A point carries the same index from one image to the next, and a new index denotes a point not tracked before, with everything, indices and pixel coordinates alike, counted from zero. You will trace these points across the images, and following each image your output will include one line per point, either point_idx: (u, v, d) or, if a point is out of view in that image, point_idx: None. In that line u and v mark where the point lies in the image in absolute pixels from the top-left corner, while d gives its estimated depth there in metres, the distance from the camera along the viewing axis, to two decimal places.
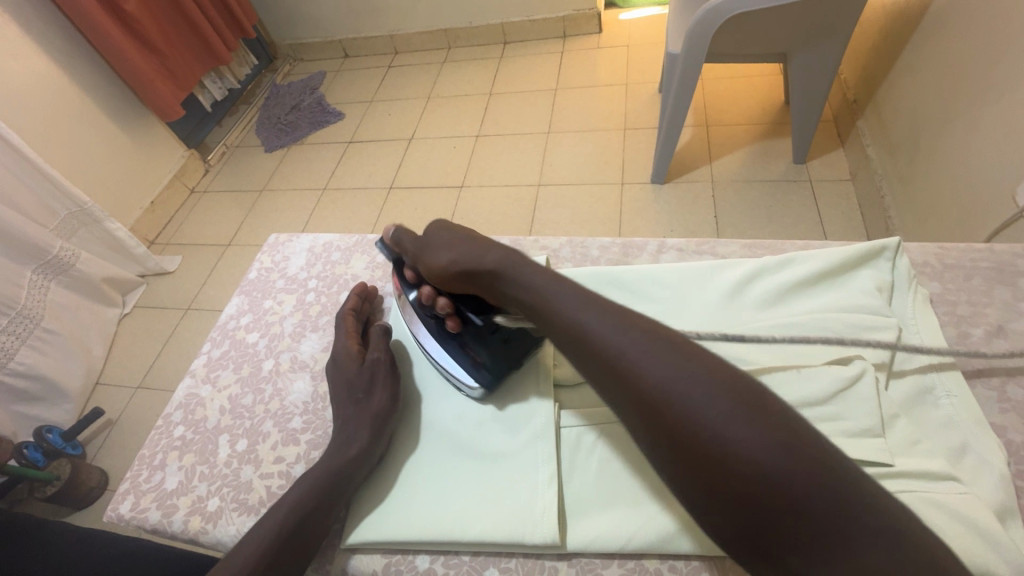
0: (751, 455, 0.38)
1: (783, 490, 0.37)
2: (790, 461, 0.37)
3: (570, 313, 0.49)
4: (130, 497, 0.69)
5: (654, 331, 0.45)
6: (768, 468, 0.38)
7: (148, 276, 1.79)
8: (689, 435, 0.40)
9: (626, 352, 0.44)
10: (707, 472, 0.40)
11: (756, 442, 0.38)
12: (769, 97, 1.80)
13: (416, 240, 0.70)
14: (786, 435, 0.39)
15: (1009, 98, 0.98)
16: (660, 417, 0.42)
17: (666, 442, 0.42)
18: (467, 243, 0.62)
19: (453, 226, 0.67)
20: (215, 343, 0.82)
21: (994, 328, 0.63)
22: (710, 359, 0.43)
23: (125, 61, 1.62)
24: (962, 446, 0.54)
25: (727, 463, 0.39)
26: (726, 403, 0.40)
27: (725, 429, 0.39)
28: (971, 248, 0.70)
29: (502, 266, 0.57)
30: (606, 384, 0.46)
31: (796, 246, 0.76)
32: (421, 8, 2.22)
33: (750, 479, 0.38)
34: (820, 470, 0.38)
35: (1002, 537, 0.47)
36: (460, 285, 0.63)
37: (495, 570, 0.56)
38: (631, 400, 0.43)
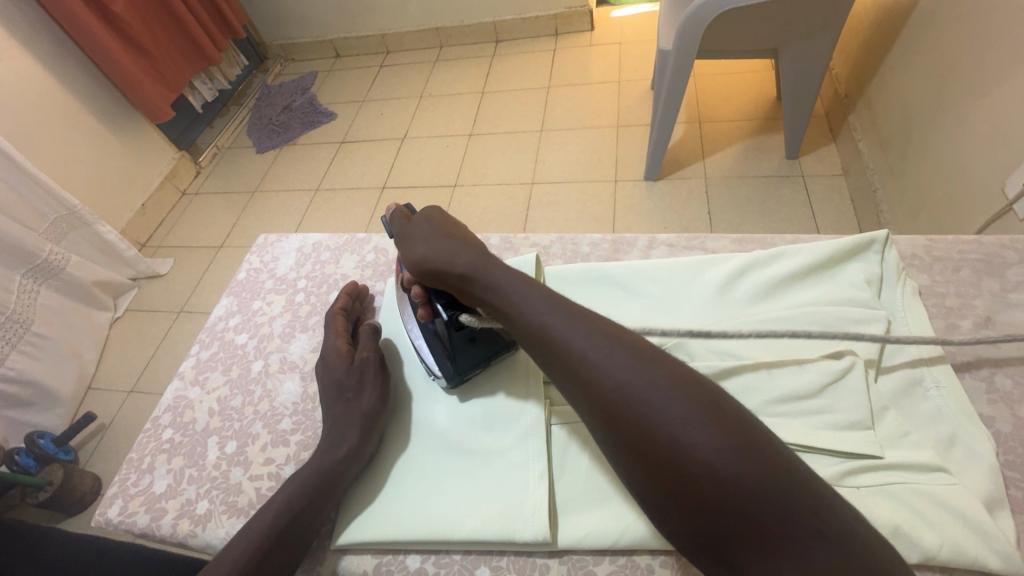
0: (705, 459, 0.39)
1: (735, 493, 0.38)
2: (743, 466, 0.38)
3: (535, 316, 0.50)
4: (118, 501, 0.68)
5: (617, 334, 0.46)
6: (721, 472, 0.38)
7: (139, 279, 1.77)
8: (647, 439, 0.41)
9: (588, 355, 0.45)
10: (664, 475, 0.40)
11: (711, 446, 0.39)
12: (760, 93, 1.80)
13: (402, 231, 0.68)
14: (740, 439, 0.39)
15: (999, 91, 0.99)
16: (621, 420, 0.42)
17: (625, 444, 0.42)
18: (442, 242, 0.60)
19: (438, 217, 0.65)
20: (204, 345, 0.82)
21: (983, 319, 0.63)
22: (670, 362, 0.44)
23: (113, 62, 1.61)
24: (951, 437, 0.54)
25: (682, 466, 0.39)
26: (684, 407, 0.40)
27: (681, 433, 0.40)
28: (960, 240, 0.70)
29: (472, 269, 0.56)
30: (569, 386, 0.46)
31: (786, 240, 0.76)
32: (412, 7, 2.21)
33: (704, 483, 0.39)
34: (774, 473, 0.38)
35: (990, 528, 0.47)
36: (431, 280, 0.61)
37: (487, 569, 0.56)
38: (592, 403, 0.44)
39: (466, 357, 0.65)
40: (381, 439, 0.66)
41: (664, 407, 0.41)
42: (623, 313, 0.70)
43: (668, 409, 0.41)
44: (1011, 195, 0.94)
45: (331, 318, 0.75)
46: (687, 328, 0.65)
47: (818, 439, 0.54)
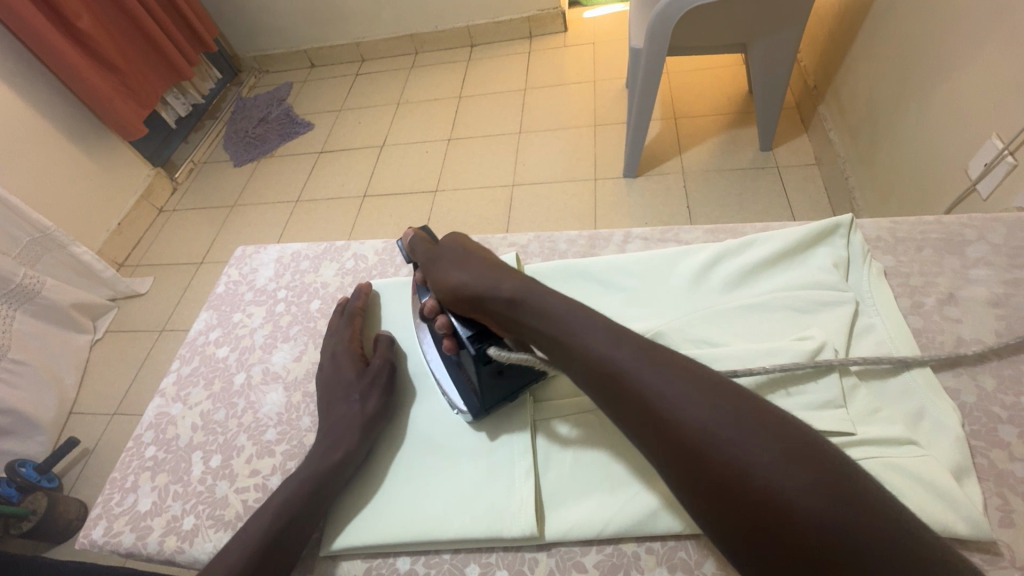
0: (806, 504, 0.38)
1: (841, 538, 0.37)
2: (846, 510, 0.38)
3: (600, 347, 0.49)
4: (102, 521, 0.67)
5: (688, 369, 0.46)
6: (825, 518, 0.37)
7: (119, 299, 1.75)
8: (738, 483, 0.40)
9: (665, 393, 0.44)
10: (759, 522, 0.39)
11: (809, 490, 0.38)
12: (732, 87, 1.84)
13: (429, 253, 0.70)
14: (836, 483, 0.39)
15: (956, 79, 1.03)
16: (705, 464, 0.41)
17: (711, 491, 0.41)
18: (481, 267, 0.62)
19: (467, 247, 0.68)
20: (185, 360, 0.81)
21: (946, 296, 0.65)
22: (751, 399, 0.44)
23: (82, 81, 1.58)
24: (919, 411, 0.56)
25: (780, 512, 0.38)
26: (773, 448, 0.40)
27: (775, 474, 0.39)
28: (922, 220, 0.73)
29: (520, 294, 0.56)
30: (641, 425, 0.45)
31: (756, 228, 0.78)
32: (386, 15, 2.21)
33: (807, 529, 0.37)
34: (876, 516, 0.38)
35: (958, 496, 0.49)
36: (465, 308, 0.63)
37: (476, 567, 0.56)
38: (669, 444, 0.43)
39: (494, 392, 0.63)
40: (377, 445, 0.66)
41: (753, 448, 0.40)
42: (601, 306, 0.71)
43: (757, 451, 0.40)
44: (975, 176, 0.98)
45: (332, 329, 0.75)
46: (663, 318, 0.66)
47: None
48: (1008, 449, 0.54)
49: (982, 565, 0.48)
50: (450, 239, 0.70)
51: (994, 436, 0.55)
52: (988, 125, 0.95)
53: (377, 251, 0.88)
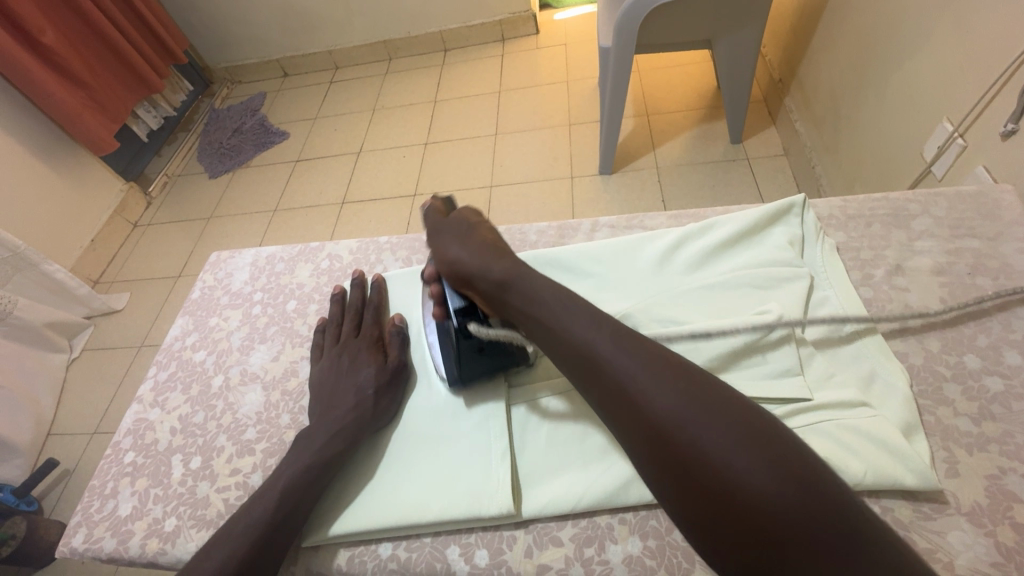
0: (764, 490, 0.39)
1: (791, 521, 0.38)
2: (798, 494, 0.39)
3: (577, 330, 0.51)
4: (82, 529, 0.67)
5: (663, 358, 0.47)
6: (781, 503, 0.39)
7: (95, 317, 1.72)
8: (700, 467, 0.41)
9: (637, 375, 0.46)
10: (720, 508, 0.40)
11: (767, 476, 0.40)
12: (700, 82, 1.89)
13: (438, 222, 0.72)
14: (792, 466, 0.40)
15: (910, 64, 1.07)
16: (674, 452, 0.43)
17: (675, 471, 0.43)
18: (478, 249, 0.63)
19: (475, 225, 0.69)
20: (162, 366, 0.81)
21: (894, 268, 0.69)
22: (720, 387, 0.45)
23: (49, 97, 1.56)
24: (871, 374, 0.59)
25: (736, 493, 0.40)
26: (740, 439, 0.41)
27: (737, 458, 0.41)
28: (872, 198, 0.77)
29: (510, 277, 0.58)
30: (614, 407, 0.47)
31: (717, 211, 0.81)
32: (358, 22, 2.22)
33: (758, 515, 0.39)
34: (825, 498, 0.39)
35: (908, 451, 0.52)
36: (458, 284, 0.65)
37: (456, 547, 0.58)
38: (639, 426, 0.45)
39: (472, 366, 0.65)
40: (372, 437, 0.66)
41: (718, 435, 0.42)
42: (572, 294, 0.73)
43: (723, 438, 0.41)
44: (929, 158, 1.02)
45: (334, 317, 0.76)
46: (631, 302, 0.69)
47: (754, 388, 0.59)
48: (952, 405, 0.57)
49: (930, 514, 0.51)
50: (459, 214, 0.71)
51: (940, 395, 0.58)
52: (939, 110, 0.99)
53: (352, 250, 0.89)
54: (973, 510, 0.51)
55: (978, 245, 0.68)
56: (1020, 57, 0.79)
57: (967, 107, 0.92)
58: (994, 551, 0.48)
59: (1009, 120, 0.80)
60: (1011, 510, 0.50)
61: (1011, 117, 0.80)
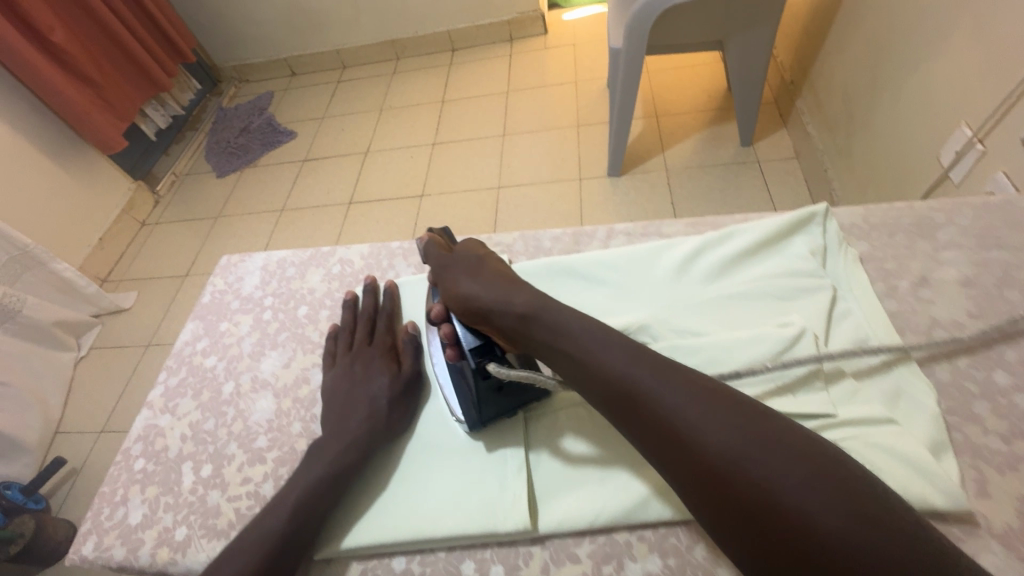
0: (836, 530, 0.38)
1: (868, 561, 0.37)
2: (870, 532, 0.38)
3: (616, 365, 0.50)
4: (92, 537, 0.66)
5: (708, 390, 0.46)
6: (855, 542, 0.37)
7: (103, 315, 1.72)
8: (765, 509, 0.40)
9: (686, 414, 0.45)
10: (784, 549, 0.39)
11: (837, 515, 0.38)
12: (711, 84, 1.87)
13: (443, 257, 0.71)
14: (859, 501, 0.39)
15: (927, 69, 1.05)
16: (735, 494, 0.41)
17: (737, 515, 0.41)
18: (493, 282, 0.62)
19: (484, 258, 0.67)
20: (172, 371, 0.80)
21: (919, 279, 0.67)
22: (771, 419, 0.44)
23: (57, 95, 1.56)
24: (896, 390, 0.58)
25: (806, 535, 0.38)
26: (804, 477, 0.40)
27: (803, 497, 0.39)
28: (894, 207, 0.75)
29: (533, 309, 0.57)
30: (663, 449, 0.46)
31: (735, 219, 0.79)
32: (366, 21, 2.21)
33: (832, 557, 0.37)
34: (899, 536, 0.38)
35: (937, 471, 0.51)
36: (476, 319, 0.62)
37: (471, 562, 0.57)
38: (694, 467, 0.44)
39: (493, 407, 0.62)
40: (385, 448, 0.65)
41: (780, 473, 0.41)
42: (587, 302, 0.72)
43: (779, 473, 0.41)
44: (946, 163, 1.00)
45: (347, 324, 0.75)
46: (647, 311, 0.67)
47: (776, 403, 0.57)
48: (982, 423, 0.56)
49: (961, 536, 0.50)
50: (465, 249, 0.70)
51: (969, 412, 0.57)
52: (957, 114, 0.98)
53: (363, 255, 0.88)
54: (1006, 533, 0.49)
55: (1006, 257, 0.66)
56: None
57: (987, 112, 0.90)
58: None
59: None
60: None
61: None
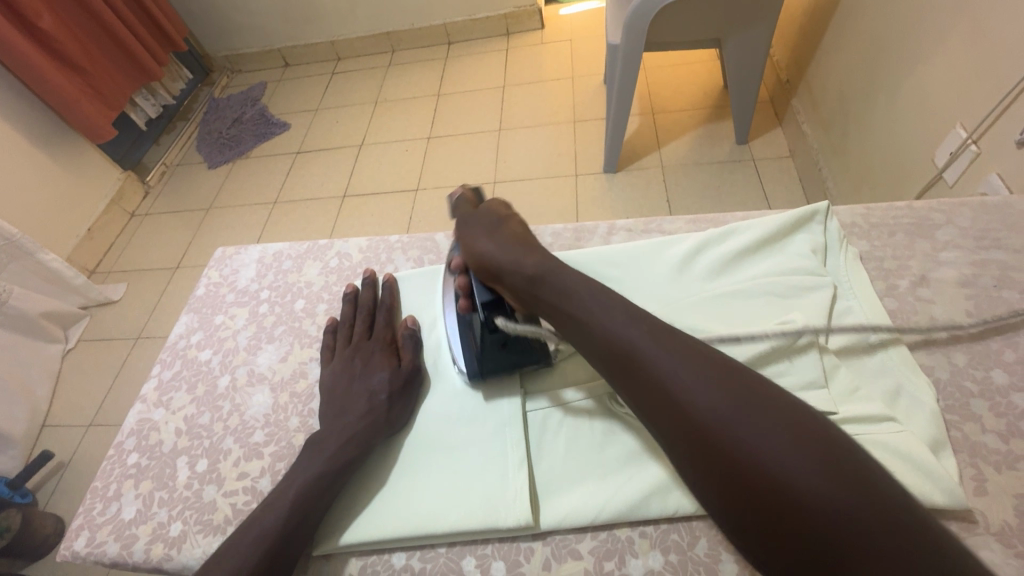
0: (813, 490, 0.39)
1: (837, 519, 0.38)
2: (845, 493, 0.38)
3: (613, 326, 0.51)
4: (84, 532, 0.65)
5: (707, 357, 0.47)
6: (829, 502, 0.38)
7: (91, 307, 1.70)
8: (743, 466, 0.41)
9: (677, 373, 0.46)
10: (784, 523, 0.39)
11: (816, 477, 0.39)
12: (708, 81, 1.87)
13: (467, 213, 0.71)
14: (839, 465, 0.39)
15: (922, 71, 1.06)
16: (716, 451, 0.43)
17: (717, 470, 0.43)
18: (508, 244, 0.63)
19: (505, 219, 0.68)
20: (166, 365, 0.79)
21: (918, 278, 0.68)
22: (780, 396, 0.44)
23: (45, 82, 1.53)
24: (897, 389, 0.58)
25: (782, 493, 0.39)
26: (784, 438, 0.41)
27: (784, 458, 0.40)
28: (893, 207, 0.75)
29: (541, 272, 0.58)
30: (652, 407, 0.47)
31: (736, 217, 0.79)
32: (361, 13, 2.18)
33: (804, 513, 0.38)
34: (875, 497, 0.38)
35: (939, 470, 0.51)
36: (485, 277, 0.64)
37: (472, 558, 0.56)
38: (679, 425, 0.45)
39: (493, 360, 0.65)
40: (384, 443, 0.65)
41: (763, 434, 0.41)
42: None
43: (761, 435, 0.41)
44: (941, 164, 1.01)
45: (345, 318, 0.75)
46: (650, 307, 0.67)
47: None
48: (980, 421, 0.56)
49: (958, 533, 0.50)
50: (489, 206, 0.70)
51: (968, 410, 0.57)
52: (951, 116, 0.98)
53: (362, 248, 0.87)
54: (1003, 530, 0.50)
55: (1005, 257, 0.67)
56: None
57: (982, 114, 0.91)
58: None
59: None
60: None
61: None
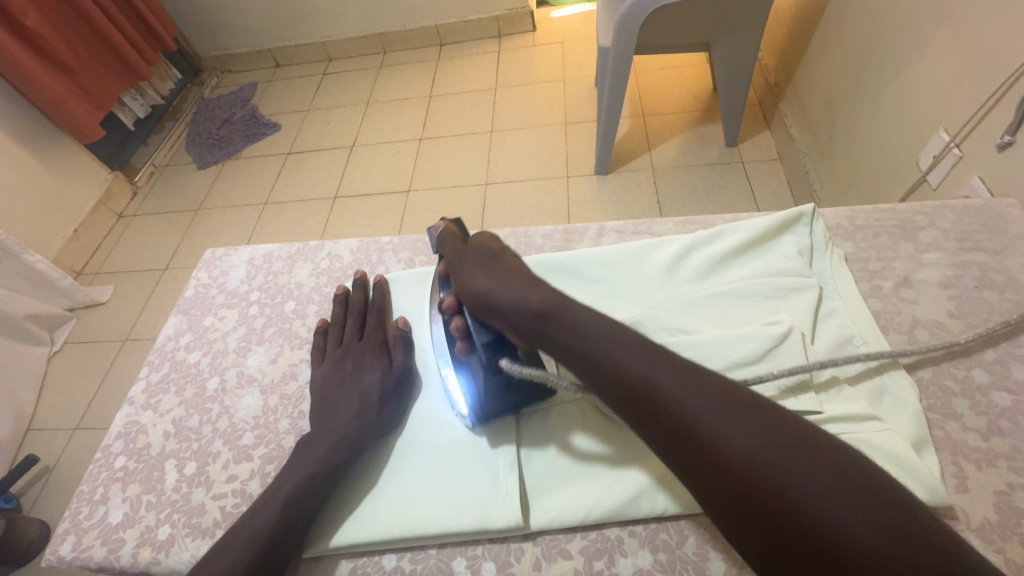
0: (867, 543, 0.36)
1: (896, 574, 0.35)
2: (899, 544, 0.36)
3: (632, 364, 0.47)
4: (70, 537, 0.64)
5: (736, 396, 0.44)
6: (885, 556, 0.36)
7: (77, 309, 1.67)
8: (791, 519, 0.38)
9: (705, 416, 0.43)
10: (798, 555, 0.38)
11: (867, 527, 0.37)
12: (698, 85, 1.89)
13: (457, 248, 0.67)
14: (887, 513, 0.37)
15: (907, 76, 1.08)
16: (758, 503, 0.39)
17: (760, 524, 0.39)
18: (508, 279, 0.59)
19: (500, 252, 0.64)
20: (154, 367, 0.79)
21: (901, 280, 0.69)
22: (792, 419, 0.43)
23: (32, 81, 1.51)
24: (880, 388, 0.59)
25: (837, 550, 0.37)
26: (829, 484, 0.38)
27: (832, 508, 0.38)
28: (878, 209, 0.77)
29: (549, 309, 0.54)
30: (682, 454, 0.43)
31: (724, 218, 0.80)
32: (352, 14, 2.18)
33: (863, 572, 0.36)
34: (928, 547, 0.36)
35: (921, 467, 0.52)
36: (487, 313, 0.60)
37: (463, 559, 0.57)
38: (715, 475, 0.41)
39: (499, 402, 0.61)
40: (375, 444, 0.64)
41: (806, 482, 0.39)
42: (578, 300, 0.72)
43: (803, 482, 0.39)
44: (925, 167, 1.03)
45: (337, 319, 0.75)
46: (639, 308, 0.68)
47: None
48: (961, 420, 0.57)
49: None
50: (478, 239, 0.67)
51: (949, 409, 0.58)
52: (935, 120, 1.00)
53: (352, 250, 0.87)
54: (982, 526, 0.51)
55: (985, 259, 0.69)
56: (1015, 74, 0.81)
57: (964, 118, 0.93)
58: (1004, 567, 0.48)
59: (1006, 133, 0.81)
60: (1019, 527, 0.50)
61: (1008, 129, 0.81)
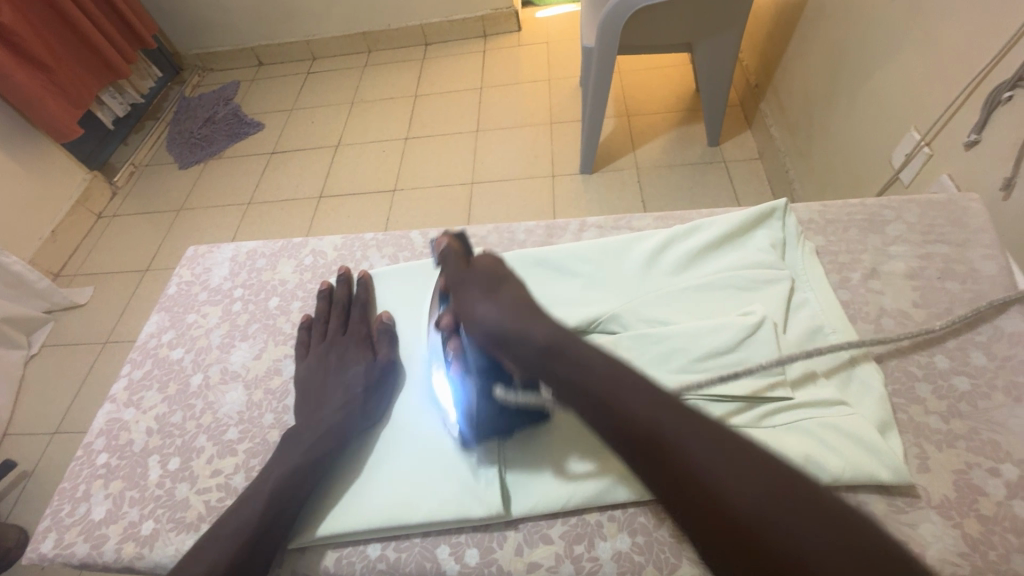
0: (792, 534, 0.37)
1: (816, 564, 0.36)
2: (824, 537, 0.37)
3: (584, 359, 0.49)
4: (51, 534, 0.64)
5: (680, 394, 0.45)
6: (808, 547, 0.36)
7: (56, 312, 1.65)
8: (721, 509, 0.39)
9: (647, 408, 0.44)
10: (727, 543, 0.39)
11: (794, 519, 0.37)
12: (680, 85, 1.92)
13: (460, 269, 0.61)
14: (817, 507, 0.38)
15: (879, 76, 1.11)
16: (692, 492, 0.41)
17: (694, 513, 0.41)
18: (511, 306, 0.54)
19: (505, 276, 0.59)
20: (136, 364, 0.78)
21: (869, 271, 0.72)
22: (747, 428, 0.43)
23: (7, 79, 1.48)
24: (848, 374, 0.62)
25: (762, 539, 0.38)
26: (759, 478, 0.39)
27: (761, 500, 0.39)
28: (848, 204, 0.79)
29: (554, 345, 0.50)
30: (625, 446, 0.45)
31: (701, 214, 0.82)
32: (336, 13, 2.17)
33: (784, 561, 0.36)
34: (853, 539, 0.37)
35: (885, 448, 0.54)
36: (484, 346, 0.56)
37: (447, 546, 0.58)
38: (654, 467, 0.43)
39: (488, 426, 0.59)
40: (360, 435, 0.65)
41: (737, 474, 0.40)
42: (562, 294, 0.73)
43: (734, 474, 0.40)
44: (897, 165, 1.06)
45: (321, 314, 0.75)
46: (620, 301, 0.70)
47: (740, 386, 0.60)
48: (924, 404, 0.60)
49: (904, 508, 0.54)
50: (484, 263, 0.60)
51: (913, 393, 0.61)
52: (906, 120, 1.04)
53: (337, 246, 0.87)
54: (943, 503, 0.53)
55: (948, 251, 0.71)
56: (979, 75, 0.84)
57: (933, 117, 0.96)
58: (961, 542, 0.51)
59: (972, 132, 0.85)
60: (977, 503, 0.53)
61: (974, 128, 0.84)
